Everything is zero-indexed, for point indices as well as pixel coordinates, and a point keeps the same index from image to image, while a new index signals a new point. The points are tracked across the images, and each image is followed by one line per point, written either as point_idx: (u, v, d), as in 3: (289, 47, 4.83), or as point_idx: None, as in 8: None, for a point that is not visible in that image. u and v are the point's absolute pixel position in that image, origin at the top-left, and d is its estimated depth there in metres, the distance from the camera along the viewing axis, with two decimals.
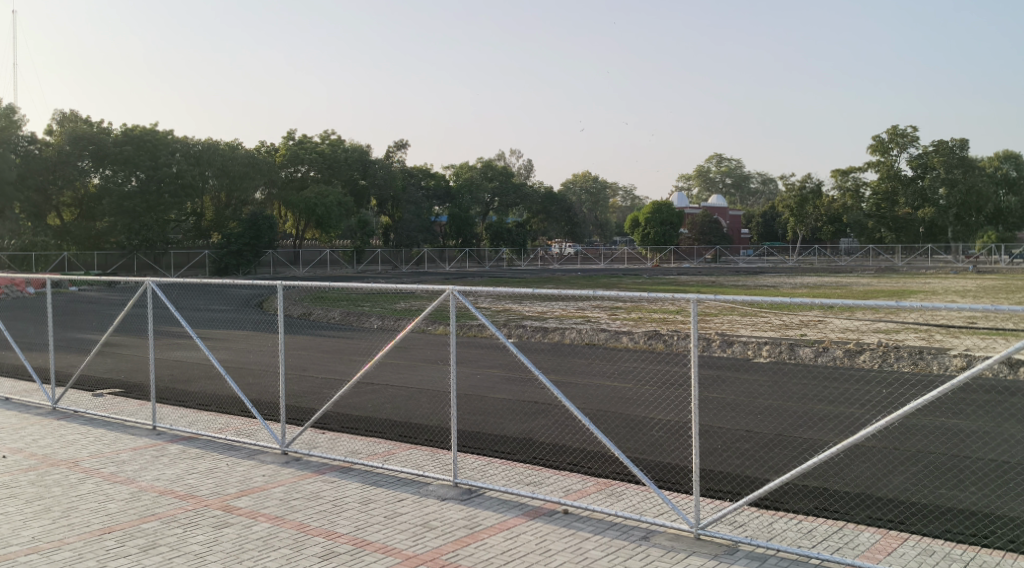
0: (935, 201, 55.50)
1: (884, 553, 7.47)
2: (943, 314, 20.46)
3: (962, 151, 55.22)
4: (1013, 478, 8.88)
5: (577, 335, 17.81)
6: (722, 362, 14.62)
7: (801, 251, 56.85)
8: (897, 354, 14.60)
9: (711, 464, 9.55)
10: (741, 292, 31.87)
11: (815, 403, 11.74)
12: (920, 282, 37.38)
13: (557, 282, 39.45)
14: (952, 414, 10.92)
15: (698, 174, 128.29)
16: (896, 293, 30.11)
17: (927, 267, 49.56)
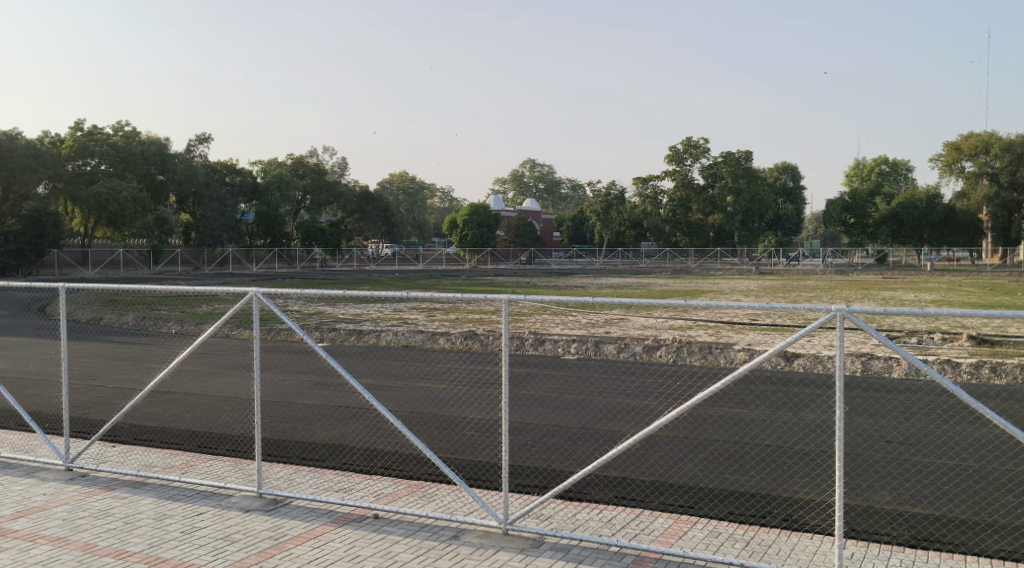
0: (723, 208, 59.38)
1: (676, 536, 7.93)
2: (728, 311, 22.07)
3: (746, 162, 59.46)
4: (786, 460, 9.67)
5: (390, 337, 17.78)
6: (532, 360, 15.01)
7: (607, 254, 59.38)
8: (691, 348, 15.51)
9: (520, 460, 9.80)
10: (549, 292, 32.85)
11: (617, 396, 12.27)
12: (712, 282, 39.91)
13: (370, 284, 39.20)
14: (736, 403, 11.73)
15: (512, 179, 129.63)
16: (690, 293, 31.97)
17: (717, 267, 53.52)
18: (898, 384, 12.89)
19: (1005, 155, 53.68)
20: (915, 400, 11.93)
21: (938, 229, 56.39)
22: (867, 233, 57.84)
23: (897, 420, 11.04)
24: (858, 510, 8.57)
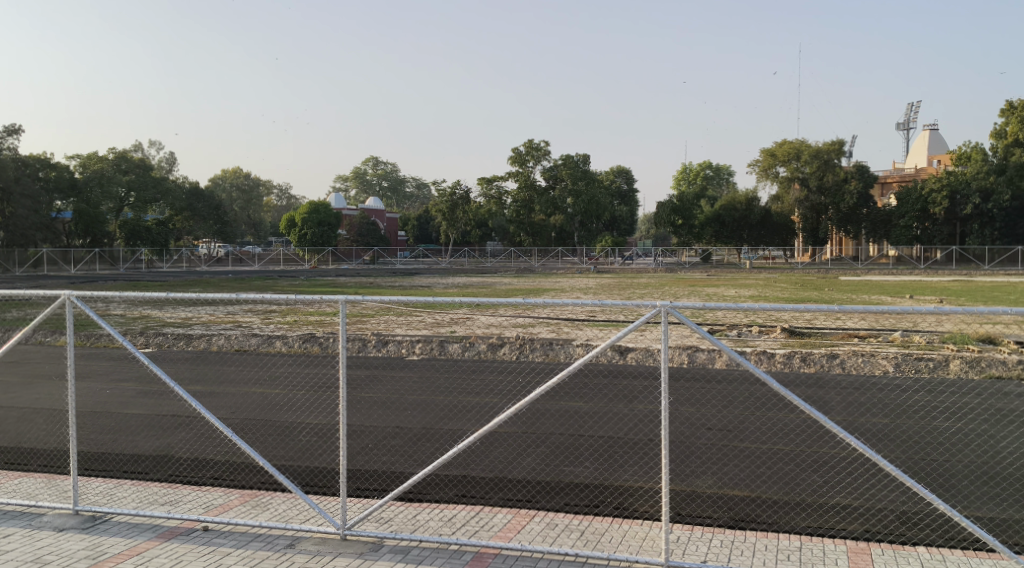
0: (564, 209, 60.42)
1: (515, 530, 8.08)
2: (569, 309, 22.57)
3: (584, 166, 60.98)
4: (620, 450, 10.02)
5: (223, 341, 17.18)
6: (373, 362, 14.84)
7: (452, 254, 59.63)
8: (532, 346, 15.81)
9: (359, 463, 9.69)
10: (393, 292, 32.56)
11: (459, 395, 12.33)
12: (554, 281, 40.52)
13: (204, 285, 37.56)
14: (575, 397, 12.04)
15: (353, 177, 126.49)
16: (532, 291, 32.49)
17: (558, 267, 54.51)
18: (722, 375, 13.61)
19: (813, 162, 56.92)
20: (737, 389, 12.63)
21: (756, 230, 60.44)
22: (692, 233, 61.35)
23: (722, 408, 11.66)
24: (684, 496, 9.00)
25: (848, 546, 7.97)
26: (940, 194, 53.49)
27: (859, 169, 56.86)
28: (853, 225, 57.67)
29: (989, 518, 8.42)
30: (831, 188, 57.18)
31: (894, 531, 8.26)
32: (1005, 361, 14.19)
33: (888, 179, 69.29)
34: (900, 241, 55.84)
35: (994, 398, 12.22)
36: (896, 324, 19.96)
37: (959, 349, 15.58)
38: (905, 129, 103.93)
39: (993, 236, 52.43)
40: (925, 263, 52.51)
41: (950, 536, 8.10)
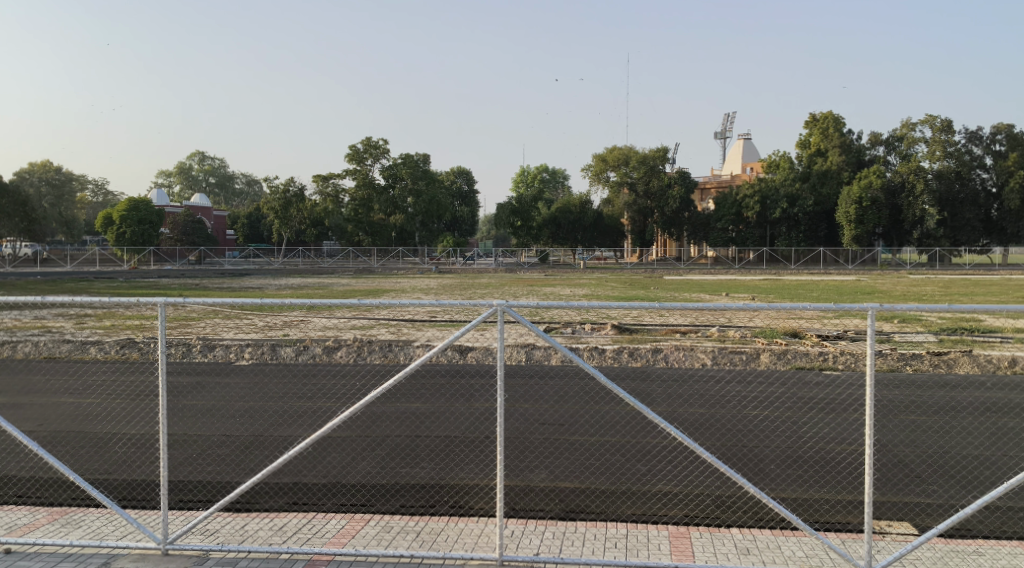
0: (404, 208, 60.33)
1: (348, 535, 8.04)
2: (408, 310, 22.50)
3: (424, 165, 61.02)
4: (457, 449, 10.12)
5: (31, 348, 16.10)
6: (199, 368, 14.27)
7: (286, 254, 57.65)
8: (369, 348, 15.69)
9: (184, 475, 9.35)
10: (223, 294, 31.43)
11: (291, 401, 12.08)
12: (392, 281, 40.19)
13: (11, 289, 34.97)
14: (412, 398, 12.04)
15: (177, 172, 119.05)
16: (369, 292, 32.24)
17: (398, 267, 54.37)
18: (553, 371, 14.01)
19: (641, 167, 59.46)
20: (568, 385, 13.02)
21: (590, 231, 62.03)
22: (531, 235, 61.51)
23: (557, 403, 11.98)
24: (519, 490, 9.22)
25: (670, 530, 8.40)
26: (752, 199, 57.23)
27: (682, 175, 59.33)
28: (677, 228, 60.07)
29: (794, 499, 9.07)
30: (656, 193, 59.70)
31: (712, 515, 8.77)
32: (809, 353, 15.30)
33: (707, 185, 72.94)
34: (717, 243, 58.81)
35: (799, 387, 13.17)
36: (714, 320, 21.10)
37: (769, 342, 16.69)
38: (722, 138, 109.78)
39: (799, 237, 56.82)
40: (739, 263, 55.86)
41: (759, 517, 8.68)
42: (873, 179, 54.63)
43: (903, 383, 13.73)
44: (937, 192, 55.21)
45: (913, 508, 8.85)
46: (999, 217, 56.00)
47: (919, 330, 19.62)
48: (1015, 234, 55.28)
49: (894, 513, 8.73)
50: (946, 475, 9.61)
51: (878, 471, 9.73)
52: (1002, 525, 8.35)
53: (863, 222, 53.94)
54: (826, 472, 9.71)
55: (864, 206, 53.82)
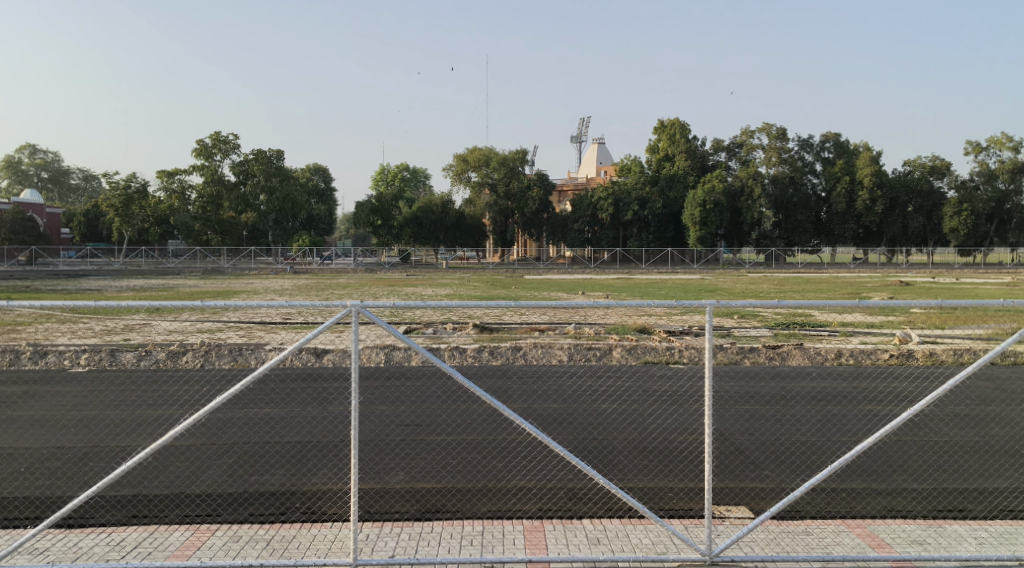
0: (256, 206, 58.53)
1: (194, 547, 7.76)
2: (261, 312, 21.90)
3: (278, 161, 58.94)
4: (309, 454, 9.93)
5: None
6: (29, 377, 13.39)
7: (128, 254, 55.11)
8: (219, 352, 15.16)
9: (13, 491, 8.79)
10: (57, 297, 29.65)
11: (132, 409, 11.53)
12: (242, 282, 38.96)
13: None
14: (265, 404, 11.73)
15: (4, 165, 111.21)
16: (218, 294, 31.14)
17: (250, 267, 52.81)
18: (409, 371, 13.96)
19: (501, 168, 60.03)
20: (425, 385, 12.98)
21: (452, 231, 61.57)
22: (392, 234, 60.84)
23: (414, 404, 11.93)
24: (374, 494, 9.11)
25: (524, 525, 8.50)
26: (606, 201, 58.52)
27: (540, 177, 60.41)
28: (536, 229, 61.16)
29: (642, 488, 9.36)
30: (515, 194, 60.19)
31: (565, 507, 8.93)
32: (657, 348, 15.82)
33: (564, 187, 74.19)
34: (574, 244, 59.82)
35: (648, 380, 13.61)
36: (569, 318, 21.51)
37: (621, 338, 17.16)
38: (579, 141, 112.15)
39: (649, 238, 58.72)
40: (594, 262, 57.26)
41: (609, 507, 8.92)
42: (716, 183, 56.79)
43: (741, 374, 14.44)
44: (773, 196, 58.27)
45: (750, 493, 9.29)
46: (828, 219, 59.88)
47: (756, 324, 20.68)
48: (841, 235, 59.36)
49: (732, 499, 9.14)
50: (781, 461, 10.14)
51: (718, 459, 10.19)
52: (828, 504, 8.91)
53: (706, 225, 56.25)
54: (672, 462, 10.07)
55: (708, 208, 56.24)
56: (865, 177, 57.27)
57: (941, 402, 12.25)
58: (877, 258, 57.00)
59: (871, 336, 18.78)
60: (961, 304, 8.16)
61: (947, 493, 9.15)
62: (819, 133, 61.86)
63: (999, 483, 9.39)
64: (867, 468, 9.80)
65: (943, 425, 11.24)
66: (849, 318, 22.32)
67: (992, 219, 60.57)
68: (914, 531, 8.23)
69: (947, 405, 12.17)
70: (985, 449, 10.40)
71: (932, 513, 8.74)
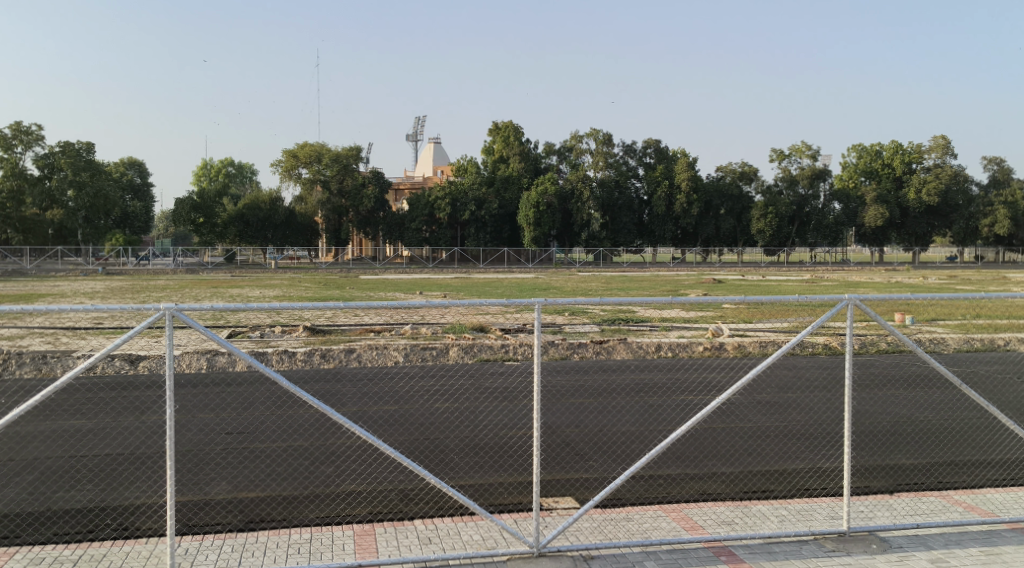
0: (63, 202, 55.10)
1: None
2: (70, 317, 20.59)
3: (87, 154, 55.68)
4: (120, 467, 9.35)
5: None
6: None
7: None
8: (19, 361, 14.08)
9: None
10: None
11: None
12: (51, 285, 36.32)
13: None
14: (73, 415, 10.98)
15: None
16: (21, 297, 28.93)
17: (58, 268, 49.20)
18: (235, 377, 13.40)
19: (334, 165, 58.76)
20: (250, 390, 12.52)
21: (281, 230, 60.06)
22: (215, 233, 58.65)
23: (238, 411, 11.48)
24: (192, 506, 8.69)
25: (354, 529, 8.33)
26: (443, 200, 58.59)
27: (376, 175, 59.75)
28: (372, 228, 60.13)
29: (472, 485, 9.37)
30: (349, 191, 59.23)
31: (397, 509, 8.82)
32: (492, 346, 15.91)
33: (400, 186, 73.79)
34: (412, 244, 59.18)
35: (481, 378, 13.67)
36: (405, 318, 21.37)
37: (458, 337, 17.12)
38: (414, 140, 111.68)
39: (486, 237, 59.19)
40: (432, 262, 56.98)
41: (439, 506, 8.88)
42: (548, 186, 58.15)
43: (570, 369, 14.75)
44: (601, 199, 59.59)
45: (575, 484, 9.48)
46: (650, 221, 62.39)
47: (586, 321, 21.19)
48: (662, 237, 62.10)
49: (559, 490, 9.30)
50: (605, 451, 10.43)
51: (546, 453, 10.35)
52: (646, 492, 9.23)
53: (540, 225, 57.55)
54: (501, 457, 10.15)
55: (541, 210, 57.45)
56: (682, 182, 60.10)
57: (746, 392, 12.98)
58: (694, 257, 60.13)
59: (688, 330, 19.64)
60: (770, 298, 8.59)
61: (753, 476, 9.66)
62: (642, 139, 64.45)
63: (799, 464, 10.00)
64: (683, 456, 10.23)
65: (752, 413, 11.88)
66: (669, 314, 23.31)
67: (794, 221, 65.60)
68: (723, 513, 8.62)
69: (754, 394, 12.91)
70: (787, 432, 11.08)
71: (741, 494, 9.19)
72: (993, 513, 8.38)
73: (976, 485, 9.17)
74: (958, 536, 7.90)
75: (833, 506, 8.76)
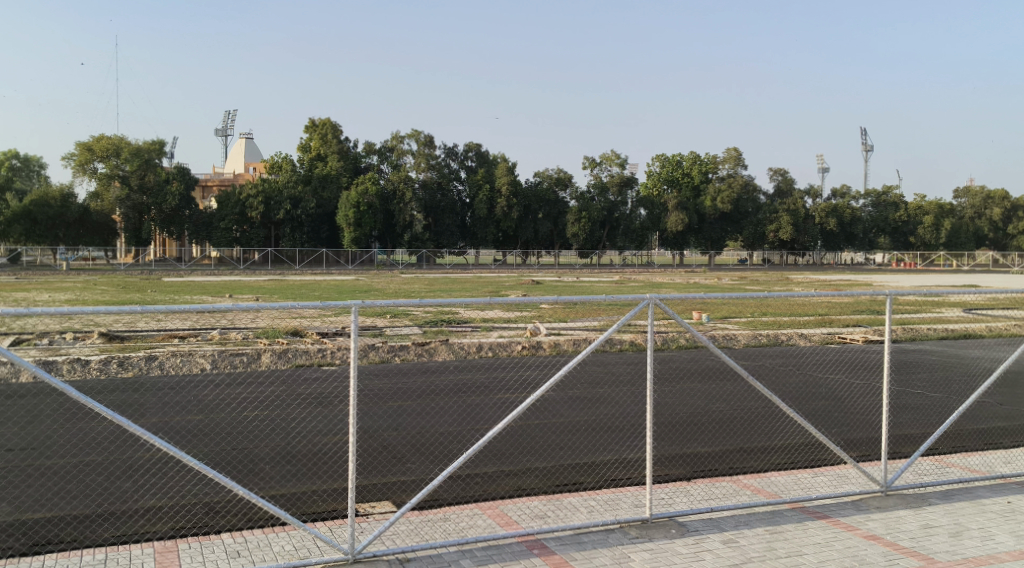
0: None
1: None
2: None
3: None
4: None
5: None
6: None
7: None
8: None
9: None
10: None
11: None
12: None
13: None
14: None
15: None
16: None
17: None
18: (16, 390, 12.36)
19: (134, 159, 55.81)
20: (38, 403, 11.64)
21: (74, 229, 56.27)
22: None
23: (22, 426, 10.64)
24: None
25: (155, 547, 7.88)
26: (256, 199, 56.70)
27: (181, 170, 57.26)
28: (177, 227, 57.45)
29: (284, 495, 9.09)
30: (152, 188, 56.18)
31: (201, 523, 8.42)
32: (307, 351, 15.52)
33: (209, 183, 70.73)
34: (221, 244, 57.10)
35: (295, 384, 13.30)
36: (214, 322, 20.58)
37: (271, 342, 16.62)
38: (223, 135, 107.78)
39: (303, 238, 57.78)
40: (244, 263, 54.42)
41: (249, 518, 8.56)
42: (369, 186, 57.66)
43: (387, 372, 14.60)
44: (423, 200, 60.16)
45: (392, 487, 9.39)
46: (472, 223, 62.89)
47: (406, 323, 21.10)
48: (484, 239, 62.70)
49: (375, 495, 9.18)
50: (422, 452, 10.40)
51: (362, 457, 10.21)
52: (461, 492, 9.26)
53: (360, 226, 56.95)
54: (315, 465, 9.89)
55: (361, 210, 56.83)
56: (503, 186, 61.13)
57: (560, 388, 13.32)
58: (514, 260, 60.98)
59: (507, 330, 19.92)
60: (581, 297, 8.77)
61: (563, 470, 9.89)
62: (463, 143, 65.01)
63: (607, 456, 10.34)
64: (498, 453, 10.35)
65: (565, 408, 12.20)
66: (488, 314, 23.59)
67: (604, 225, 67.52)
68: (536, 507, 8.78)
69: (567, 390, 13.26)
70: (596, 426, 11.43)
71: (553, 488, 9.39)
72: (777, 494, 8.97)
73: (766, 470, 9.80)
74: (746, 517, 8.41)
75: (637, 495, 9.11)
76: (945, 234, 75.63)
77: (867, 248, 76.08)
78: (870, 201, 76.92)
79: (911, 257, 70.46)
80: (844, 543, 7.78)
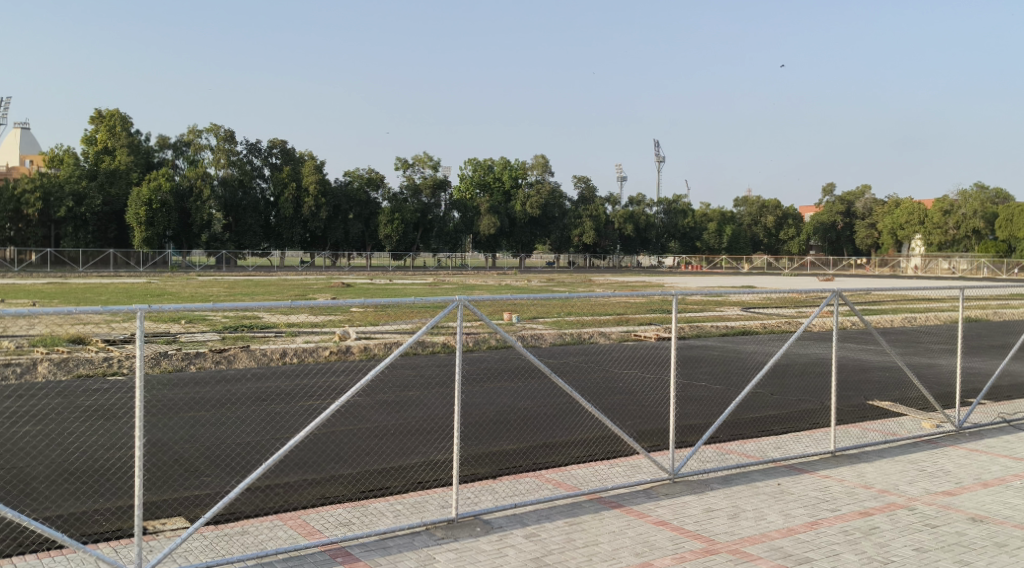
0: None
1: None
2: None
3: None
4: None
5: None
6: None
7: None
8: None
9: None
10: None
11: None
12: None
13: None
14: None
15: None
16: None
17: None
18: None
19: None
20: None
21: None
22: None
23: None
24: None
25: None
26: (34, 195, 52.60)
27: None
28: None
29: (61, 516, 8.46)
30: None
31: None
32: (90, 360, 14.51)
33: None
34: None
35: (75, 396, 12.41)
36: None
37: (50, 351, 15.41)
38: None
39: (86, 237, 54.63)
40: (17, 265, 49.20)
41: (21, 543, 7.89)
42: (162, 183, 55.20)
43: (181, 382, 13.90)
44: (222, 198, 57.76)
45: (184, 502, 8.95)
46: (277, 223, 61.17)
47: (205, 329, 20.12)
48: (289, 240, 61.04)
49: (165, 511, 8.71)
50: (218, 465, 9.97)
51: (151, 472, 9.68)
52: (260, 504, 8.94)
53: (153, 225, 54.30)
54: (96, 482, 9.27)
55: (154, 208, 54.16)
56: (310, 184, 59.89)
57: (367, 392, 13.15)
58: (323, 261, 59.70)
59: (314, 335, 19.46)
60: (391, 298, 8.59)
61: (369, 475, 9.77)
62: (267, 139, 63.04)
63: (414, 459, 10.31)
64: (302, 462, 10.09)
65: (372, 413, 12.06)
66: (293, 319, 22.93)
67: (418, 228, 67.13)
68: (341, 515, 8.62)
69: (375, 394, 13.11)
70: (404, 430, 11.37)
71: (359, 494, 9.25)
72: (576, 486, 9.26)
73: (566, 464, 10.07)
74: (548, 511, 8.62)
75: (443, 496, 9.14)
76: (727, 239, 81.32)
77: (659, 252, 80.04)
78: (663, 208, 81.45)
79: (697, 260, 74.48)
80: (636, 529, 8.13)
